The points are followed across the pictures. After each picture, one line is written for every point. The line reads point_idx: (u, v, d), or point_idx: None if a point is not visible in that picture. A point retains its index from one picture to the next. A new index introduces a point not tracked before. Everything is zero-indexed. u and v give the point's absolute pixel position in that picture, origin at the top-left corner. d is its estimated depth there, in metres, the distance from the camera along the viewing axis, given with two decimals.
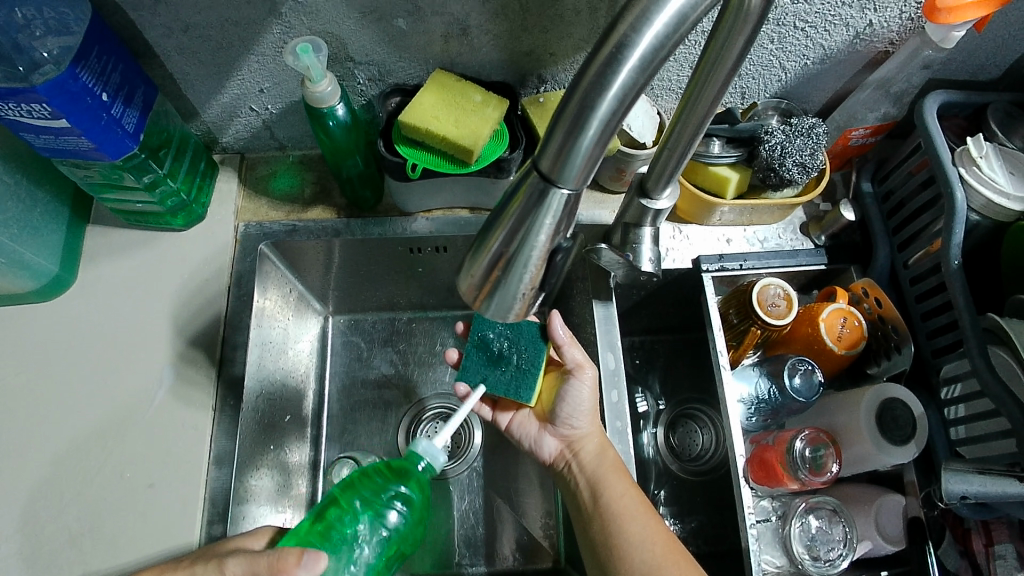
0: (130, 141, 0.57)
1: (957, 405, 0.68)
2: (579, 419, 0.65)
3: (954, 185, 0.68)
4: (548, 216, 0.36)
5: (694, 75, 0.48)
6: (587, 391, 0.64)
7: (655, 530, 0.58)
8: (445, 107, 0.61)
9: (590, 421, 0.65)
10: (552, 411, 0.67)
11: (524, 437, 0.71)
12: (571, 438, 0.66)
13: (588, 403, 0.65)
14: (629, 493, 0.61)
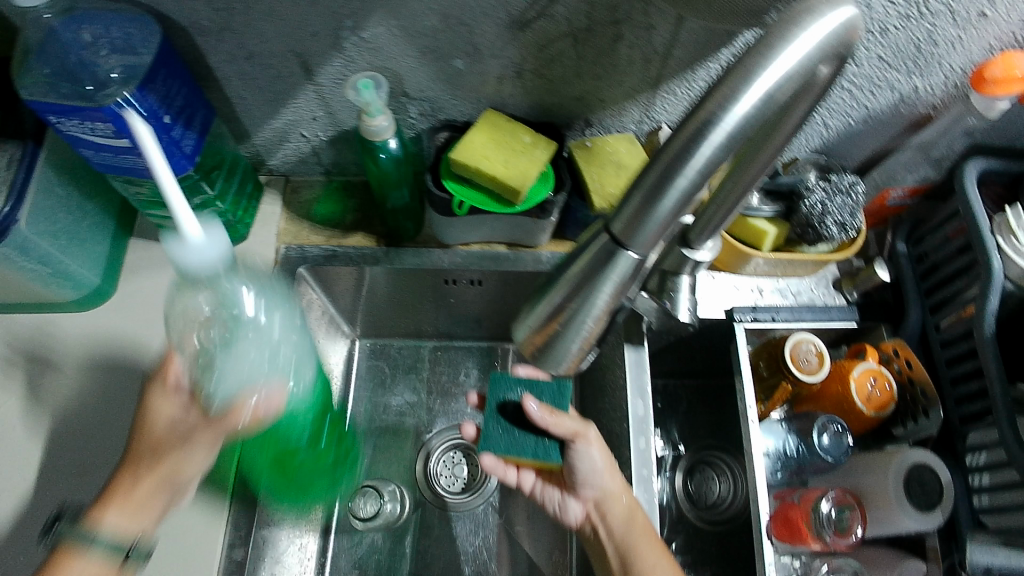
0: (186, 163, 0.57)
1: (982, 473, 0.67)
2: (599, 482, 0.61)
3: (992, 252, 0.68)
4: (611, 277, 0.36)
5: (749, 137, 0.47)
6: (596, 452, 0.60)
7: None
8: (495, 147, 0.62)
9: (611, 479, 0.62)
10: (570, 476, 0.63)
11: (549, 501, 0.67)
12: (595, 502, 0.63)
13: (602, 462, 0.61)
14: (660, 561, 0.59)
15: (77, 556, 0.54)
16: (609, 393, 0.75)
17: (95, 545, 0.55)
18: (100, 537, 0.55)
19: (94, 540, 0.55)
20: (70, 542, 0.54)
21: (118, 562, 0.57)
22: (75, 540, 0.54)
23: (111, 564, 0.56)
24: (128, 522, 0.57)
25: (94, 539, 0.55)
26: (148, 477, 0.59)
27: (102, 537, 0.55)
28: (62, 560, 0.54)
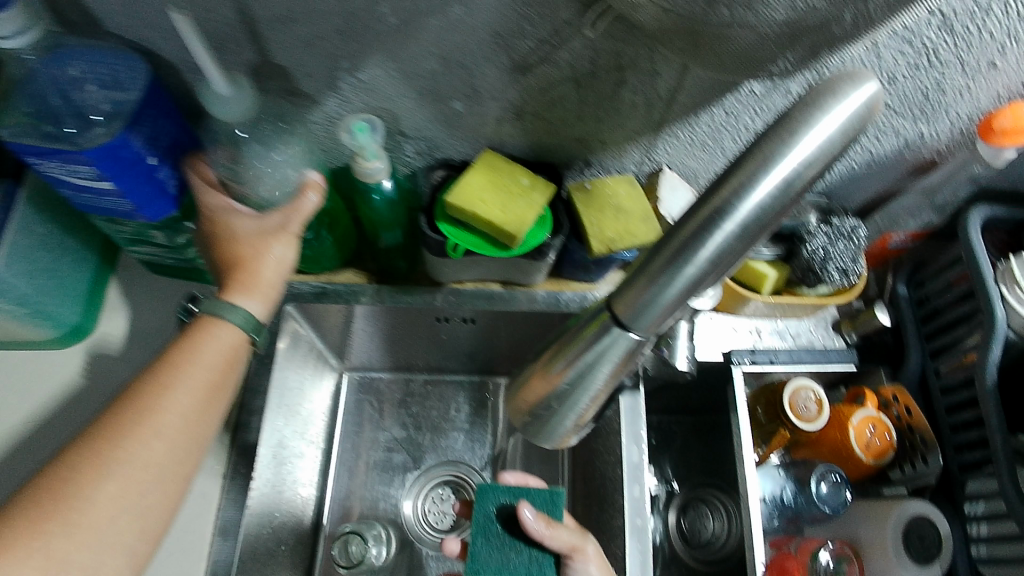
0: (170, 203, 0.55)
1: (980, 522, 0.66)
2: None
3: (995, 302, 0.67)
4: (613, 354, 0.34)
5: None
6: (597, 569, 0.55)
7: None
8: (492, 189, 0.60)
9: None
10: None
11: None
12: None
13: None
14: None
15: (218, 320, 0.52)
16: (602, 435, 0.73)
17: (229, 316, 0.52)
18: (238, 308, 0.53)
19: (229, 309, 0.52)
20: (208, 309, 0.52)
21: (247, 338, 0.53)
22: (211, 309, 0.52)
23: (243, 338, 0.53)
24: (256, 298, 0.54)
25: (230, 310, 0.52)
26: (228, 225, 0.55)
27: (243, 311, 0.53)
28: (202, 327, 0.51)
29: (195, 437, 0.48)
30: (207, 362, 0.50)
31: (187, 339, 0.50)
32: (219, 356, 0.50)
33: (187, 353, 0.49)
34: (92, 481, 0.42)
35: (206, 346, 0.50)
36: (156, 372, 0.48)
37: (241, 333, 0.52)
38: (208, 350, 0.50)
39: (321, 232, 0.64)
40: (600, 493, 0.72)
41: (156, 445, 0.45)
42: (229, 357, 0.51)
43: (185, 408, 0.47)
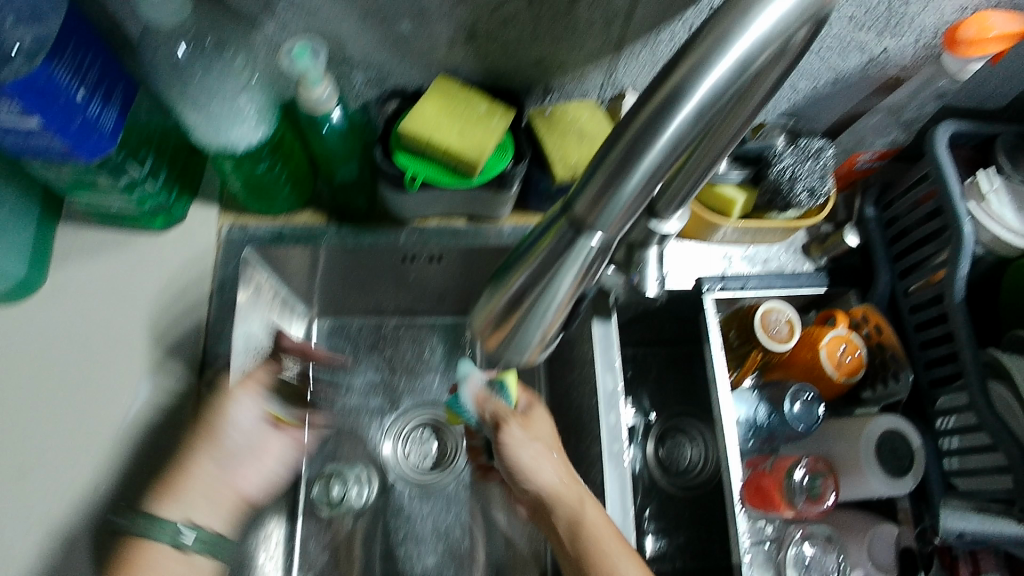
0: (109, 143, 0.52)
1: (951, 437, 0.67)
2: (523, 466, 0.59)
3: (962, 219, 0.66)
4: (576, 260, 0.34)
5: None
6: (514, 437, 0.60)
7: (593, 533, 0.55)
8: (448, 117, 0.58)
9: (540, 462, 0.59)
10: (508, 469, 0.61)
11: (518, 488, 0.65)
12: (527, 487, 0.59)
13: (521, 449, 0.59)
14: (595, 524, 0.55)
15: (151, 543, 0.53)
16: (577, 368, 0.73)
17: (157, 534, 0.53)
18: (165, 523, 0.54)
19: (158, 526, 0.53)
20: (138, 528, 0.53)
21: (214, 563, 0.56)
22: (143, 528, 0.53)
23: (174, 550, 0.53)
24: (180, 505, 0.55)
25: (156, 525, 0.53)
26: (200, 442, 0.59)
27: (171, 524, 0.54)
28: (134, 553, 0.52)
29: None
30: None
31: None
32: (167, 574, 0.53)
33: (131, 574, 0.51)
34: None
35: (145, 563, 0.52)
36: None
37: (171, 547, 0.53)
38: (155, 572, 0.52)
39: (275, 167, 0.61)
40: (577, 425, 0.72)
41: None
42: (177, 565, 0.53)
43: None
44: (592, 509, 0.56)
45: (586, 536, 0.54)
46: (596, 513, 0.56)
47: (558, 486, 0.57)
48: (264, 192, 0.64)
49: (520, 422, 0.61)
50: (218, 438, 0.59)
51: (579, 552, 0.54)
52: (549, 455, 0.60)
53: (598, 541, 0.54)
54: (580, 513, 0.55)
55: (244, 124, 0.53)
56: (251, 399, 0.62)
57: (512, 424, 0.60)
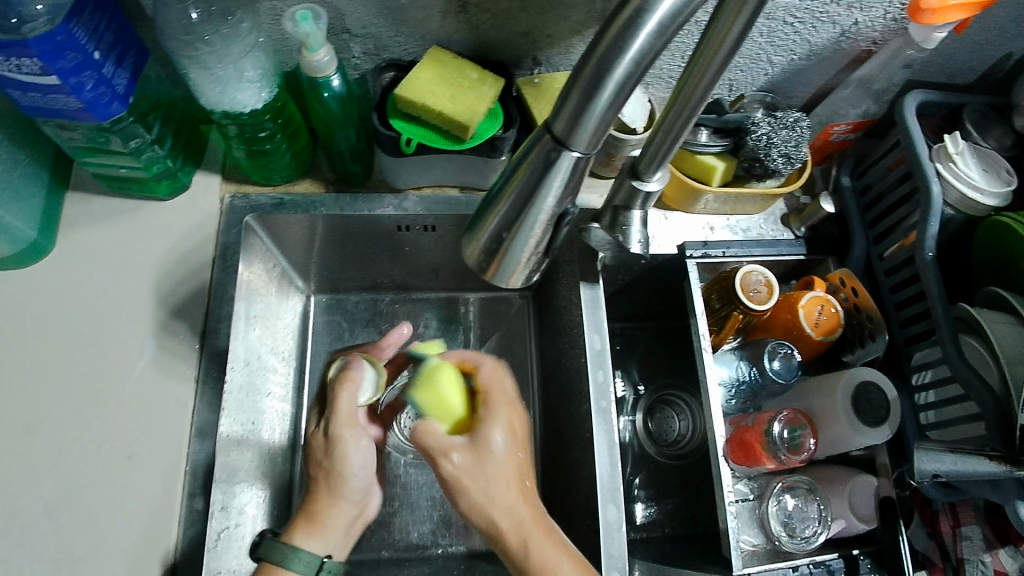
0: (119, 103, 0.56)
1: (927, 391, 0.70)
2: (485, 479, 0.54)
3: (931, 179, 0.70)
4: (556, 179, 0.36)
5: (688, 66, 0.49)
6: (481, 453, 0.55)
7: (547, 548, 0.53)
8: (441, 82, 0.61)
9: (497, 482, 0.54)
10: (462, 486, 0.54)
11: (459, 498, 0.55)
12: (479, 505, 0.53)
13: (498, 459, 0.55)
14: (547, 544, 0.53)
15: (284, 569, 0.54)
16: (567, 333, 0.75)
17: (294, 562, 0.55)
18: (300, 552, 0.55)
19: (294, 555, 0.55)
20: (270, 556, 0.54)
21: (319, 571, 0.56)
22: (273, 556, 0.54)
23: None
24: (322, 540, 0.57)
25: (293, 554, 0.55)
26: (325, 486, 0.59)
27: (303, 553, 0.55)
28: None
29: None
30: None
31: None
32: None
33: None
34: None
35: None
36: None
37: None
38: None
39: (276, 134, 0.64)
40: (568, 388, 0.75)
41: None
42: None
43: None
44: (541, 546, 0.53)
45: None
46: (549, 544, 0.53)
47: (498, 521, 0.53)
48: (264, 160, 0.67)
49: (467, 454, 0.55)
50: (343, 479, 0.60)
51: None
52: (494, 496, 0.53)
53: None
54: (527, 559, 0.52)
55: (249, 89, 0.57)
56: (359, 438, 0.61)
57: (449, 465, 0.54)
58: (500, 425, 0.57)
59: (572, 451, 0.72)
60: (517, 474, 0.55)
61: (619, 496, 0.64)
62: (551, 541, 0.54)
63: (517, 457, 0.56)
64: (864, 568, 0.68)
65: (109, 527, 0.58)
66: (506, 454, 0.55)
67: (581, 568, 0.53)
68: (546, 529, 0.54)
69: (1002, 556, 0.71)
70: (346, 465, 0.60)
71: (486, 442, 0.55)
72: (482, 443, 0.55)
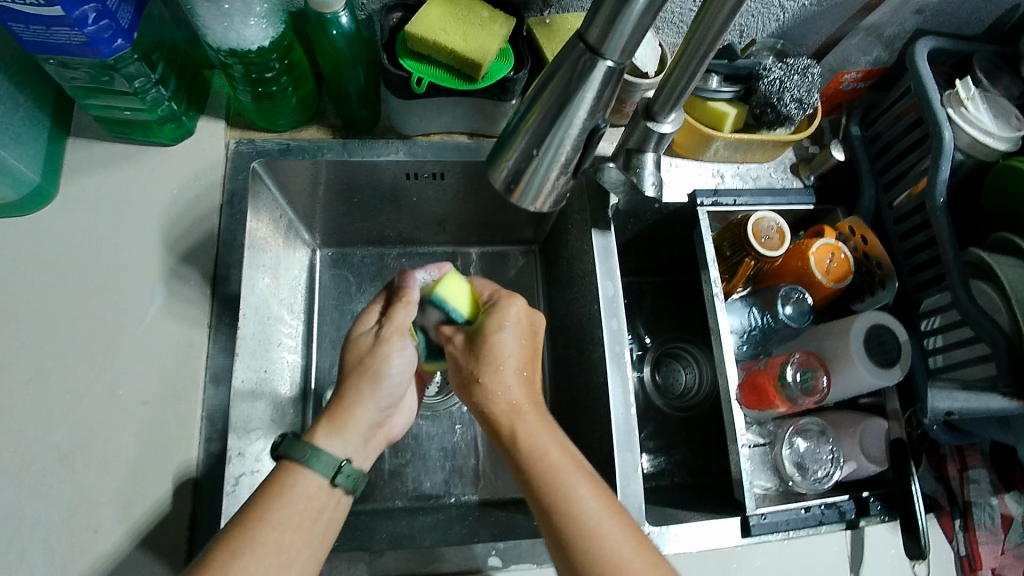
0: (124, 39, 0.54)
1: (936, 336, 0.69)
2: (507, 350, 0.55)
3: (943, 124, 0.69)
4: (589, 91, 0.37)
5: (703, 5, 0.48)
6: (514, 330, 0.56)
7: (556, 446, 0.50)
8: (453, 20, 0.60)
9: (511, 380, 0.54)
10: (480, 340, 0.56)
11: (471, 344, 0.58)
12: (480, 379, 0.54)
13: (515, 348, 0.56)
14: (551, 442, 0.51)
15: (304, 469, 0.49)
16: (578, 283, 0.75)
17: (313, 462, 0.50)
18: (321, 452, 0.50)
19: (314, 454, 0.50)
20: (289, 454, 0.49)
21: (336, 486, 0.50)
22: (293, 455, 0.49)
23: (325, 483, 0.50)
24: (342, 441, 0.52)
25: (313, 453, 0.50)
26: (359, 381, 0.54)
27: (321, 453, 0.50)
28: (287, 479, 0.49)
29: (314, 538, 0.47)
30: (304, 505, 0.48)
31: (278, 492, 0.48)
32: (316, 507, 0.49)
33: (281, 504, 0.47)
34: (229, 559, 0.44)
35: (293, 497, 0.48)
36: (261, 498, 0.48)
37: (324, 480, 0.49)
38: (302, 499, 0.48)
39: (282, 76, 0.63)
40: (579, 336, 0.74)
41: (280, 531, 0.46)
42: (322, 498, 0.49)
43: (293, 527, 0.46)
44: (532, 432, 0.51)
45: (523, 456, 0.50)
46: (543, 434, 0.51)
47: (505, 405, 0.53)
48: (270, 104, 0.65)
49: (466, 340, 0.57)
50: (378, 379, 0.54)
51: (529, 493, 0.49)
52: (485, 376, 0.54)
53: (540, 470, 0.49)
54: (517, 442, 0.51)
55: (256, 25, 0.56)
56: (406, 347, 0.56)
57: (452, 347, 0.57)
58: (513, 321, 0.57)
59: (585, 399, 0.72)
60: (524, 395, 0.54)
61: (633, 442, 0.65)
62: (550, 435, 0.51)
63: (528, 351, 0.57)
64: (875, 510, 0.68)
65: (124, 472, 0.57)
66: (516, 348, 0.56)
67: (572, 461, 0.50)
68: (540, 419, 0.52)
69: (1009, 500, 0.72)
70: (387, 365, 0.55)
71: (492, 338, 0.55)
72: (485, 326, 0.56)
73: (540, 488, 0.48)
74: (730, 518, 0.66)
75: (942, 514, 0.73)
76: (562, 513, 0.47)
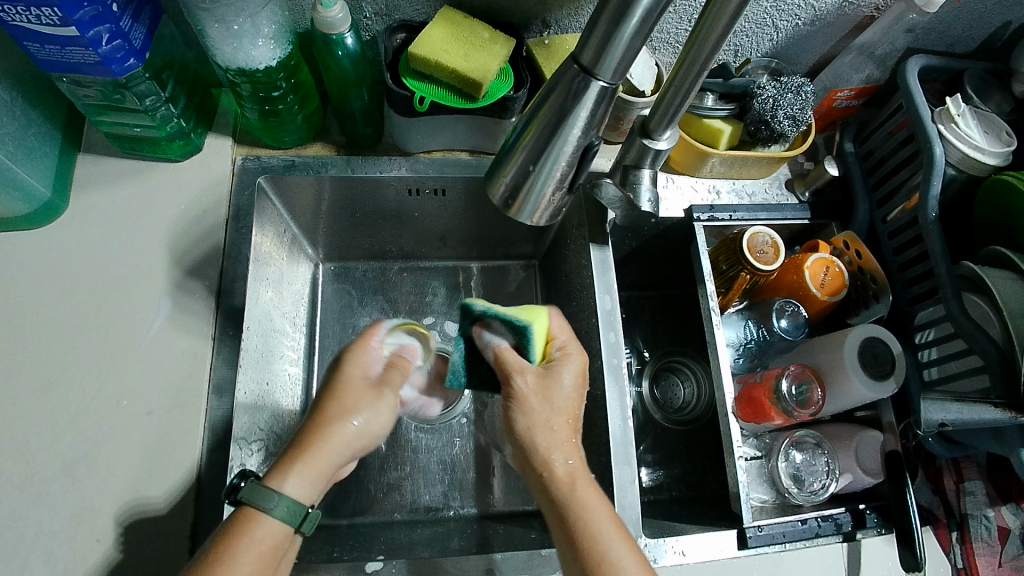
0: (135, 58, 0.56)
1: (931, 348, 0.70)
2: (557, 408, 0.55)
3: (934, 140, 0.70)
4: (584, 109, 0.39)
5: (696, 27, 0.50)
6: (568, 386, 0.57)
7: (603, 505, 0.51)
8: (454, 41, 0.62)
9: (567, 439, 0.54)
10: (541, 392, 0.55)
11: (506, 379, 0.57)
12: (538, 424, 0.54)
13: (568, 403, 0.56)
14: (599, 501, 0.51)
15: (264, 516, 0.45)
16: (576, 297, 0.76)
17: (276, 510, 0.45)
18: (286, 498, 0.45)
19: (278, 501, 0.45)
20: (252, 500, 0.45)
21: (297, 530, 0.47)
22: (255, 500, 0.45)
23: (287, 530, 0.46)
24: (311, 487, 0.47)
25: (278, 501, 0.45)
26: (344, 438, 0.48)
27: (288, 498, 0.46)
28: (244, 522, 0.45)
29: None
30: (259, 554, 0.44)
31: (232, 538, 0.44)
32: (273, 555, 0.45)
33: (237, 551, 0.43)
34: None
35: (251, 544, 0.44)
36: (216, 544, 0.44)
37: (287, 528, 0.46)
38: (258, 545, 0.44)
39: (288, 94, 0.65)
40: None
41: None
42: (278, 546, 0.46)
43: None
44: (586, 489, 0.52)
45: (571, 510, 0.50)
46: (594, 493, 0.52)
47: (559, 459, 0.53)
48: (276, 121, 0.67)
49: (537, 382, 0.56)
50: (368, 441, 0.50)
51: (569, 545, 0.49)
52: (549, 425, 0.54)
53: (589, 525, 0.49)
54: (571, 492, 0.51)
55: (264, 45, 0.58)
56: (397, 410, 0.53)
57: (522, 382, 0.55)
58: (573, 377, 0.57)
59: (583, 411, 0.73)
60: (576, 453, 0.54)
61: (631, 456, 0.65)
62: (598, 496, 0.52)
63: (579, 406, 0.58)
64: (871, 522, 0.68)
65: (128, 481, 0.58)
66: (570, 399, 0.56)
67: (618, 527, 0.50)
68: (590, 480, 0.53)
69: (1005, 513, 0.73)
70: (377, 428, 0.51)
71: (558, 383, 0.56)
72: (552, 375, 0.56)
73: (587, 553, 0.48)
74: (727, 530, 0.67)
75: (939, 526, 0.73)
76: (604, 573, 0.47)
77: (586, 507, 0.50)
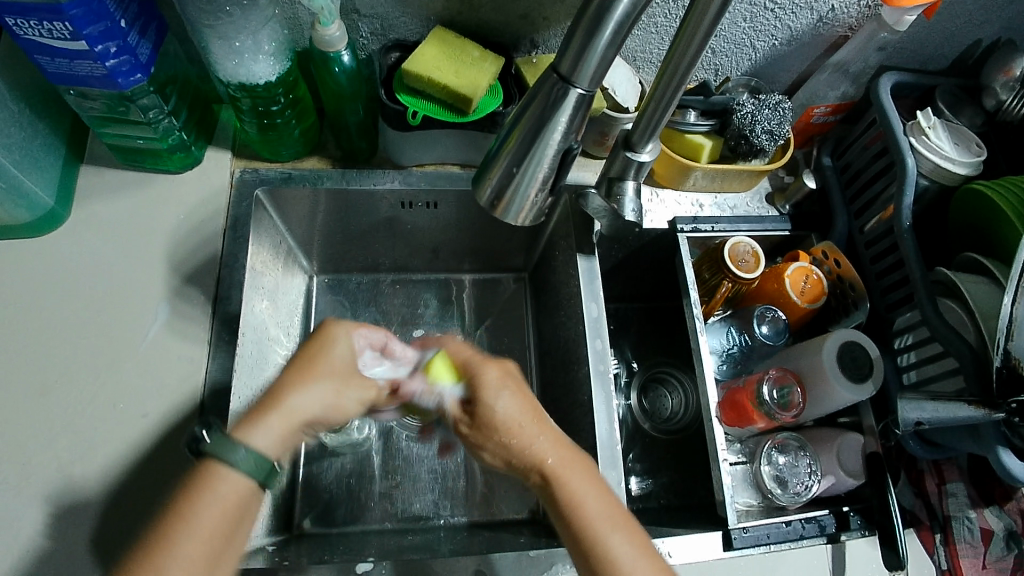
0: (141, 72, 0.59)
1: (909, 353, 0.73)
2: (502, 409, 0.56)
3: (906, 152, 0.73)
4: (564, 115, 0.41)
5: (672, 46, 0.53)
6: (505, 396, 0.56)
7: (596, 492, 0.53)
8: (446, 58, 0.65)
9: (539, 436, 0.55)
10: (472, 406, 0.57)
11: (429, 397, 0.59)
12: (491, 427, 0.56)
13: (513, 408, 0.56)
14: (593, 490, 0.53)
15: (224, 467, 0.45)
16: (564, 306, 0.78)
17: (240, 461, 0.45)
18: (244, 448, 0.46)
19: (238, 453, 0.45)
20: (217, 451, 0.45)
21: (257, 482, 0.46)
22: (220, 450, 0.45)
23: (254, 483, 0.46)
24: (272, 440, 0.48)
25: (239, 451, 0.45)
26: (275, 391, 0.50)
27: (252, 452, 0.46)
28: (205, 475, 0.45)
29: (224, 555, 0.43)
30: (217, 507, 0.44)
31: (194, 488, 0.44)
32: (233, 508, 0.44)
33: (194, 505, 0.43)
34: None
35: (208, 500, 0.44)
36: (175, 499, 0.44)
37: (249, 479, 0.45)
38: (214, 496, 0.44)
39: (286, 109, 0.68)
40: (566, 358, 0.77)
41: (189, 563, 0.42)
42: (240, 501, 0.45)
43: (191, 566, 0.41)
44: (574, 483, 0.52)
45: (567, 508, 0.52)
46: (584, 485, 0.53)
47: (536, 457, 0.54)
48: (274, 135, 0.70)
49: (495, 430, 0.55)
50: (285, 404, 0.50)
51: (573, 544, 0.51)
52: (527, 428, 0.55)
53: (584, 520, 0.51)
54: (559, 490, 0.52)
55: (264, 61, 0.60)
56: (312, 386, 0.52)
57: (472, 405, 0.57)
58: (500, 385, 0.57)
59: (571, 415, 0.74)
60: (556, 445, 0.55)
61: (618, 460, 0.66)
62: (591, 484, 0.53)
63: (529, 401, 0.57)
64: (855, 524, 0.69)
65: (123, 481, 0.60)
66: (514, 405, 0.56)
67: (614, 512, 0.52)
68: (582, 471, 0.54)
69: (988, 514, 0.74)
70: (293, 395, 0.50)
71: (491, 400, 0.56)
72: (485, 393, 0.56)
73: (589, 550, 0.50)
74: (713, 532, 0.68)
75: (923, 528, 0.74)
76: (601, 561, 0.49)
77: (581, 497, 0.52)
